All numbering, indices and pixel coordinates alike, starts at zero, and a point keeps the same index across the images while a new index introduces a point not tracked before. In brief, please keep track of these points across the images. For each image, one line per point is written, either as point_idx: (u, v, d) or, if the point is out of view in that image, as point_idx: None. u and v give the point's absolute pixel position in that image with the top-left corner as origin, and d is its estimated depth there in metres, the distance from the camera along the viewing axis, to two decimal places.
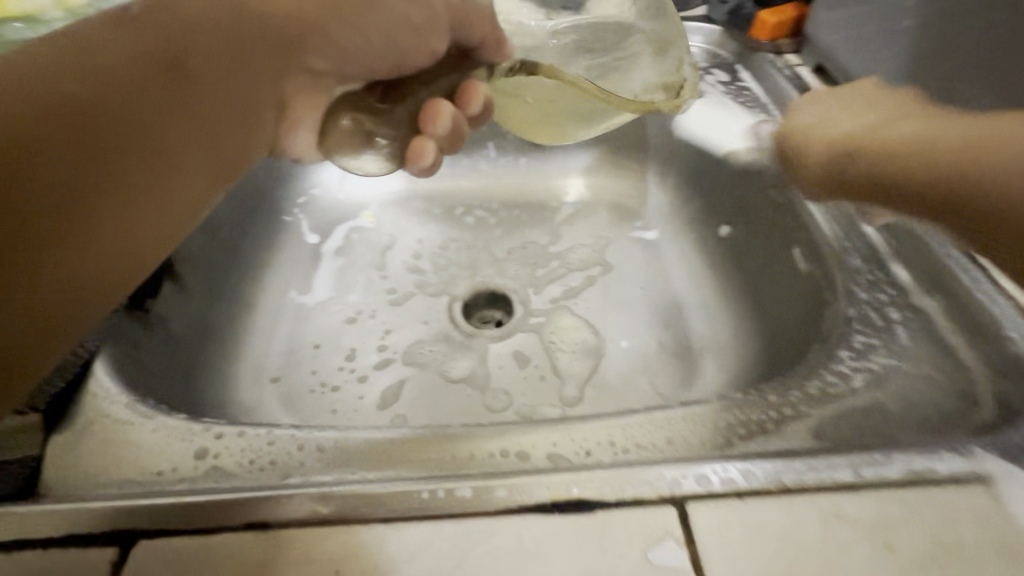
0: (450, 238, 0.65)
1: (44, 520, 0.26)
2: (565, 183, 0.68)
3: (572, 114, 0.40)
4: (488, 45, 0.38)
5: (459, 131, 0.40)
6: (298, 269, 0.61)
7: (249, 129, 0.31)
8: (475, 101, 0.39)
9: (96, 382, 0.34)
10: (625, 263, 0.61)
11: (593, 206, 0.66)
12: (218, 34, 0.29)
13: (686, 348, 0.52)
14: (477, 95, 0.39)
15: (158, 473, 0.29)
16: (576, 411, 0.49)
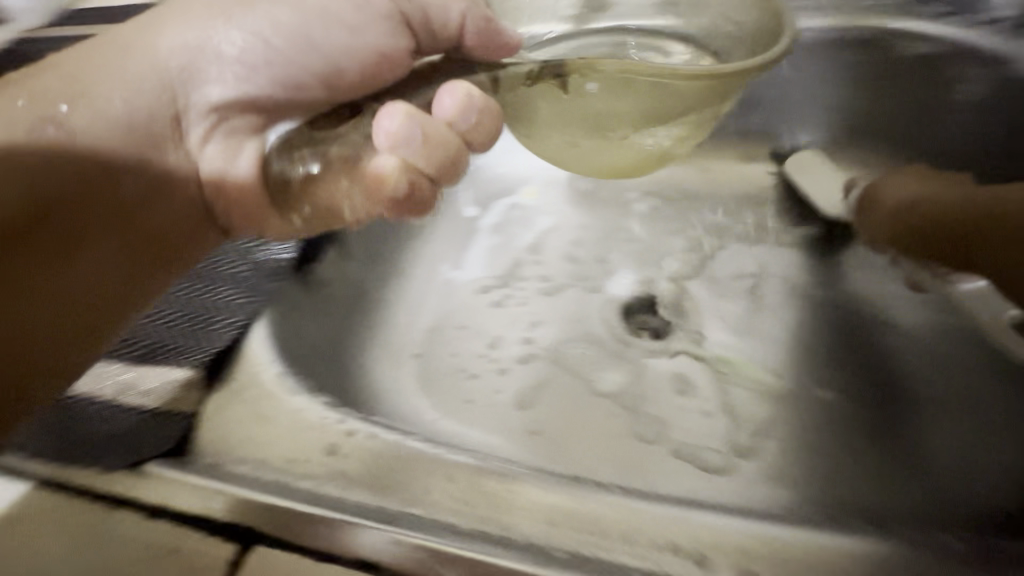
0: (617, 231, 0.60)
1: (185, 491, 0.26)
2: (756, 184, 0.62)
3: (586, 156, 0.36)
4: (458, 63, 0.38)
5: (445, 151, 0.38)
6: (451, 241, 0.59)
7: (203, 208, 0.42)
8: (457, 111, 0.35)
9: (254, 345, 0.34)
10: (815, 286, 0.55)
11: (783, 215, 0.60)
12: (182, 122, 0.40)
13: (881, 413, 0.45)
14: (454, 106, 0.35)
15: (292, 462, 0.28)
16: (729, 479, 0.42)
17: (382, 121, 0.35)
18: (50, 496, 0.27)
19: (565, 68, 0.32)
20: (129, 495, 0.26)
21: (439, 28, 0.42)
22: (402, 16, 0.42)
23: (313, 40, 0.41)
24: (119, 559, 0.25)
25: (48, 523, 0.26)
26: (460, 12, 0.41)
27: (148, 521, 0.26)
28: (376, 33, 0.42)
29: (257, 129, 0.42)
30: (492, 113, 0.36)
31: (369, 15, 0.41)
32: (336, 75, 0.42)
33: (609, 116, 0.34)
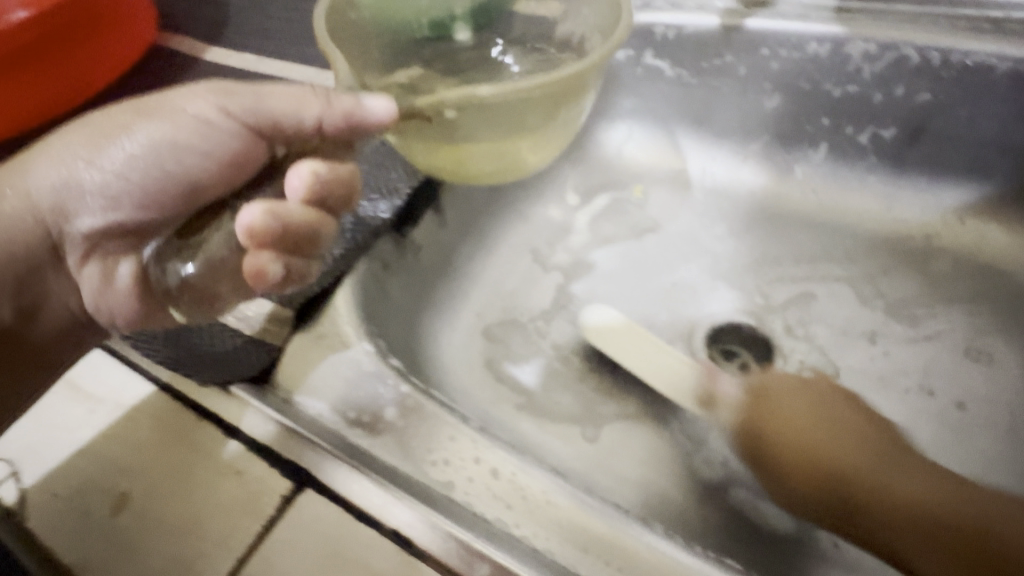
0: (720, 252, 0.58)
1: (262, 423, 0.30)
2: (894, 226, 0.56)
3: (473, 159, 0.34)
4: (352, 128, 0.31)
5: (308, 225, 0.32)
6: (548, 225, 0.58)
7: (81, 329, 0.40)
8: (307, 184, 0.31)
9: (341, 293, 0.36)
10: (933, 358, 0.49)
11: (916, 270, 0.54)
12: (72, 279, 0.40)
13: None
14: (312, 172, 0.31)
15: (353, 419, 0.30)
16: (772, 546, 0.40)
17: (252, 215, 0.30)
18: (154, 393, 0.32)
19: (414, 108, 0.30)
20: (213, 411, 0.31)
21: (287, 130, 0.34)
22: (255, 132, 0.36)
23: (177, 153, 0.36)
24: (195, 465, 0.29)
25: (146, 416, 0.31)
26: (313, 120, 0.32)
27: (223, 439, 0.30)
28: (230, 141, 0.36)
29: (128, 238, 0.40)
30: (342, 172, 0.33)
31: (212, 134, 0.36)
32: (195, 188, 0.38)
33: (481, 133, 0.32)
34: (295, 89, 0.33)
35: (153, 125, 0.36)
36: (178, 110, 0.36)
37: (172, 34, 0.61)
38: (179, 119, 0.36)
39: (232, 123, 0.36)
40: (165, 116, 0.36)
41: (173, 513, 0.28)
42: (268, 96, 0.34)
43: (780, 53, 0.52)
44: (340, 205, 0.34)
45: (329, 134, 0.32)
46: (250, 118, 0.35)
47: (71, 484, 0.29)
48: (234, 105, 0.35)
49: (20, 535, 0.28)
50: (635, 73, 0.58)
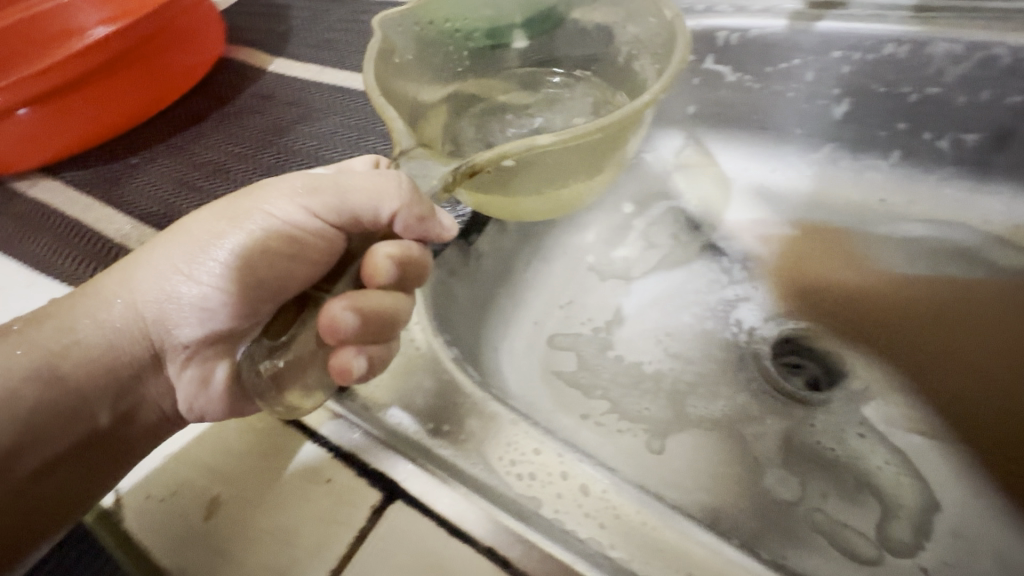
0: (784, 261, 0.55)
1: (346, 431, 0.30)
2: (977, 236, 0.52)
3: (531, 197, 0.33)
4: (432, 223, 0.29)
5: (387, 311, 0.30)
6: (603, 234, 0.57)
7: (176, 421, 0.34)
8: (378, 266, 0.29)
9: (414, 302, 0.36)
10: None
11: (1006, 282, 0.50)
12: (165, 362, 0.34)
13: None
14: (390, 255, 0.29)
15: (434, 427, 0.29)
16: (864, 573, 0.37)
17: (332, 313, 0.28)
18: (242, 402, 0.33)
19: (475, 168, 0.27)
20: (301, 420, 0.31)
21: (369, 225, 0.31)
22: (339, 228, 0.32)
23: (263, 261, 0.32)
24: (283, 472, 0.29)
25: (237, 425, 0.32)
26: (391, 213, 0.29)
27: (310, 446, 0.30)
28: (316, 242, 0.32)
29: (222, 341, 0.35)
30: (419, 252, 0.31)
31: (296, 238, 0.32)
32: (285, 291, 0.33)
33: (536, 175, 0.31)
34: (376, 176, 0.29)
35: (237, 234, 0.32)
36: (258, 213, 0.32)
37: (236, 49, 0.63)
38: (258, 222, 0.32)
39: (315, 222, 0.31)
40: (243, 223, 0.32)
41: (264, 521, 0.28)
42: (348, 188, 0.30)
43: (853, 56, 0.50)
44: (414, 283, 0.32)
45: (403, 233, 0.29)
46: (333, 216, 0.31)
47: (168, 489, 0.30)
48: (317, 203, 0.31)
49: (122, 537, 0.29)
50: (694, 79, 0.56)
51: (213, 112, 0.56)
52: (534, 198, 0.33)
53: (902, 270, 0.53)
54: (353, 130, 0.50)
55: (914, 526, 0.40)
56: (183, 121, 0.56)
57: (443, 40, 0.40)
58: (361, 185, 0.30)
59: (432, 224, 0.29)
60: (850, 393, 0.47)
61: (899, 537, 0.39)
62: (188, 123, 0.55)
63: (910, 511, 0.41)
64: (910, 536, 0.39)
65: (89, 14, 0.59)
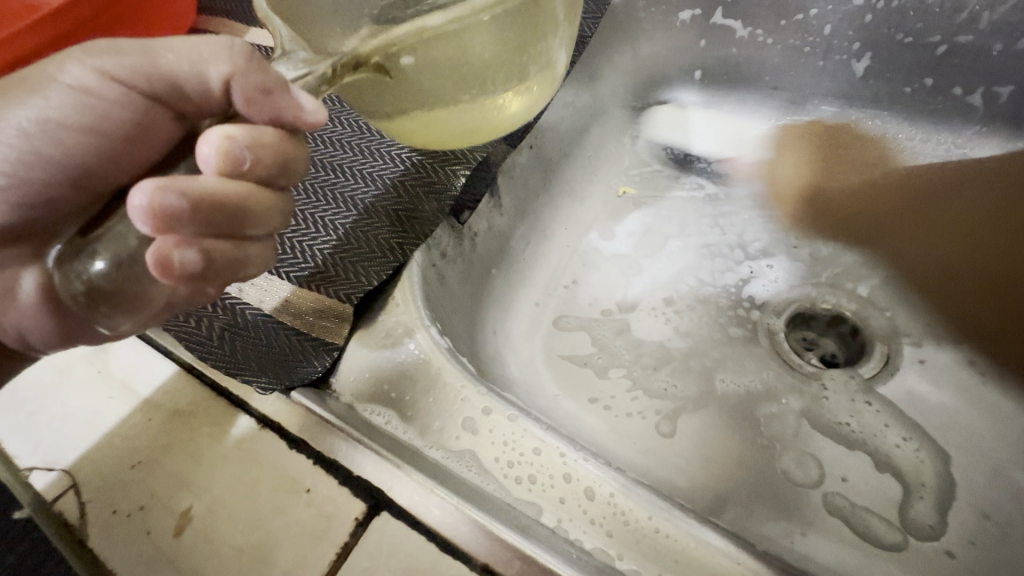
0: (802, 227, 0.51)
1: (327, 434, 0.27)
2: None
3: (448, 114, 0.25)
4: (276, 96, 0.23)
5: (230, 203, 0.25)
6: (604, 206, 0.53)
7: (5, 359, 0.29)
8: (222, 151, 0.24)
9: (402, 285, 0.32)
10: None
11: None
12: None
13: None
14: (226, 137, 0.24)
15: (425, 428, 0.26)
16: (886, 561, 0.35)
17: (138, 193, 0.22)
18: (208, 398, 0.28)
19: (361, 59, 0.22)
20: (276, 420, 0.27)
21: (198, 98, 0.28)
22: (148, 97, 0.30)
23: (64, 134, 0.31)
24: (262, 482, 0.26)
25: (199, 422, 0.28)
26: (222, 76, 0.26)
27: (289, 451, 0.27)
28: (120, 112, 0.31)
29: (27, 237, 0.32)
30: (273, 138, 0.25)
31: (95, 105, 0.30)
32: (95, 174, 0.32)
33: (437, 74, 0.23)
34: (200, 39, 0.27)
35: (36, 105, 0.30)
36: (51, 82, 0.30)
37: (204, 17, 0.58)
38: (55, 93, 0.30)
39: (118, 88, 0.30)
40: (41, 91, 0.30)
41: (232, 538, 0.25)
42: (164, 52, 0.28)
43: (875, 4, 0.46)
44: (279, 179, 0.27)
45: (245, 107, 0.25)
46: (143, 81, 0.29)
47: (133, 500, 0.26)
48: (112, 66, 0.29)
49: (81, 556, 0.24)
50: (701, 37, 0.53)
51: None
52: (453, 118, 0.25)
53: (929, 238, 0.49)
54: None
55: (938, 507, 0.38)
56: None
57: None
58: (159, 46, 0.29)
59: (276, 102, 0.24)
60: (870, 370, 0.44)
61: (923, 519, 0.37)
62: None
63: (935, 494, 0.39)
64: (931, 521, 0.37)
65: None
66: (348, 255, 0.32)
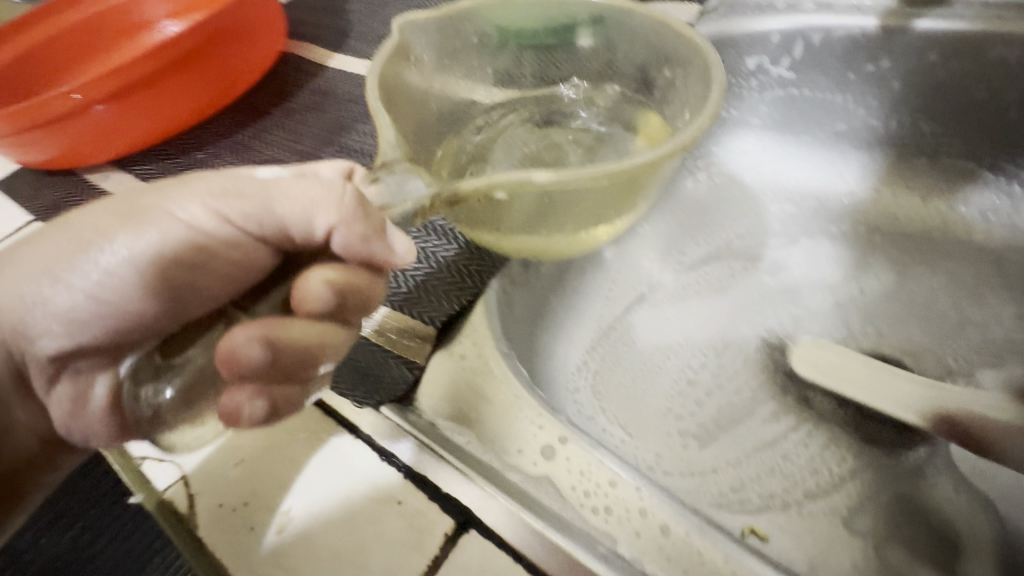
0: (864, 269, 0.50)
1: (411, 446, 0.28)
2: None
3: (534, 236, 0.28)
4: (369, 243, 0.25)
5: (307, 346, 0.27)
6: (658, 238, 0.54)
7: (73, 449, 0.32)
8: (311, 293, 0.26)
9: (480, 311, 0.34)
10: None
11: None
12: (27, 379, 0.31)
13: None
14: (321, 281, 0.26)
15: (506, 450, 0.28)
16: None
17: (234, 341, 0.24)
18: (303, 404, 0.31)
19: (460, 193, 0.24)
20: (366, 432, 0.29)
21: (301, 242, 0.27)
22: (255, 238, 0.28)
23: (166, 267, 0.28)
24: (355, 492, 0.27)
25: (299, 433, 0.30)
26: (327, 226, 0.26)
27: (379, 463, 0.28)
28: (228, 253, 0.28)
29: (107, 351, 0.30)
30: (358, 278, 0.27)
31: (206, 249, 0.28)
32: (188, 305, 0.28)
33: (539, 211, 0.27)
34: (314, 188, 0.26)
35: (131, 239, 0.28)
36: (166, 215, 0.28)
37: (297, 43, 0.63)
38: (165, 226, 0.28)
39: (231, 231, 0.28)
40: (147, 226, 0.28)
41: (328, 546, 0.26)
42: (276, 194, 0.27)
43: (952, 62, 0.45)
44: (353, 311, 0.28)
45: (342, 252, 0.26)
46: (253, 224, 0.27)
47: (236, 499, 0.28)
48: (234, 207, 0.28)
49: (192, 544, 0.27)
50: (767, 84, 0.52)
51: (274, 107, 0.56)
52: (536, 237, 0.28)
53: (1000, 289, 0.47)
54: None
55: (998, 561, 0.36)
56: (244, 117, 0.56)
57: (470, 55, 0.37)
58: (281, 194, 0.27)
59: (378, 239, 0.25)
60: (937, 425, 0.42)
61: None
62: (250, 119, 0.56)
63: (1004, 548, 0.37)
64: None
65: (158, 7, 0.65)
66: (430, 280, 0.35)
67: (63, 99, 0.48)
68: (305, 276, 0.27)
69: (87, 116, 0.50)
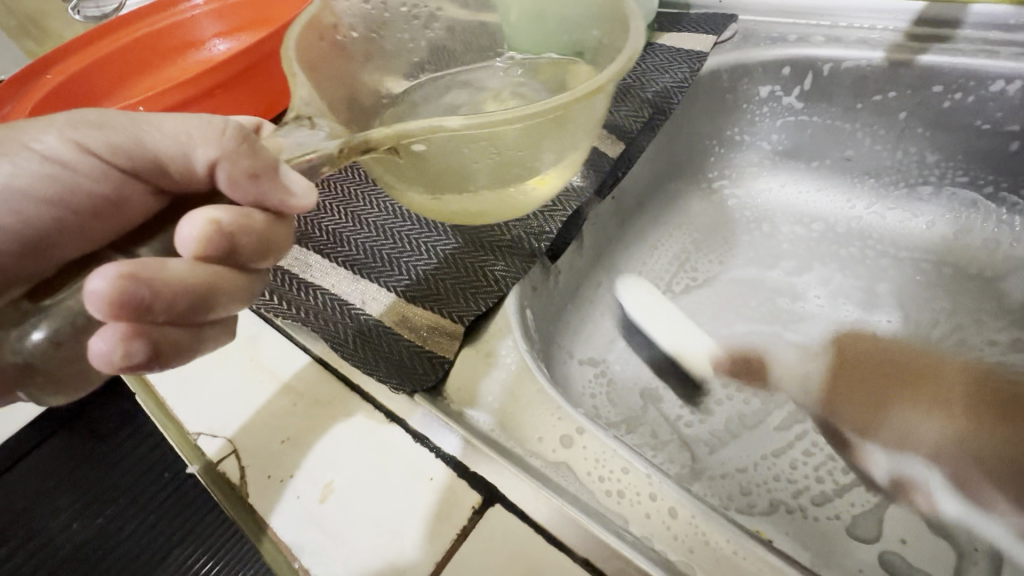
0: (870, 289, 0.52)
1: (443, 430, 0.31)
2: None
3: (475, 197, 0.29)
4: (257, 177, 0.26)
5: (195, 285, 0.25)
6: (671, 254, 0.56)
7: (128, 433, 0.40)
8: (201, 232, 0.25)
9: (504, 312, 0.37)
10: None
11: None
12: None
13: None
14: (211, 218, 0.25)
15: (528, 438, 0.30)
16: None
17: (102, 277, 0.22)
18: (342, 391, 0.34)
19: (371, 142, 0.25)
20: (402, 416, 0.32)
21: (178, 177, 0.28)
22: (129, 174, 0.29)
23: (33, 198, 0.30)
24: (391, 468, 0.30)
25: (340, 415, 0.33)
26: (207, 159, 0.27)
27: (412, 444, 0.31)
28: (93, 187, 0.30)
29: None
30: (256, 219, 0.26)
31: (74, 182, 0.30)
32: (57, 229, 0.30)
33: (468, 163, 0.27)
34: (192, 121, 0.28)
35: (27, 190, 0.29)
36: (24, 149, 0.29)
37: None
38: (23, 159, 0.29)
39: (98, 164, 0.30)
40: (8, 157, 0.29)
41: (367, 514, 0.29)
42: (149, 130, 0.28)
43: (955, 93, 0.48)
44: (252, 258, 0.27)
45: (234, 191, 0.26)
46: (125, 160, 0.29)
47: (284, 470, 0.31)
48: (104, 141, 0.29)
49: (243, 510, 0.30)
50: (777, 111, 0.56)
51: None
52: (478, 200, 0.29)
53: (1000, 311, 0.49)
54: None
55: None
56: None
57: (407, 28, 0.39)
58: (153, 128, 0.28)
59: (268, 176, 0.26)
60: (942, 441, 0.43)
61: None
62: None
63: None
64: None
65: (208, 27, 0.70)
66: (458, 283, 0.37)
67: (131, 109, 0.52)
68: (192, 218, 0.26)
69: None
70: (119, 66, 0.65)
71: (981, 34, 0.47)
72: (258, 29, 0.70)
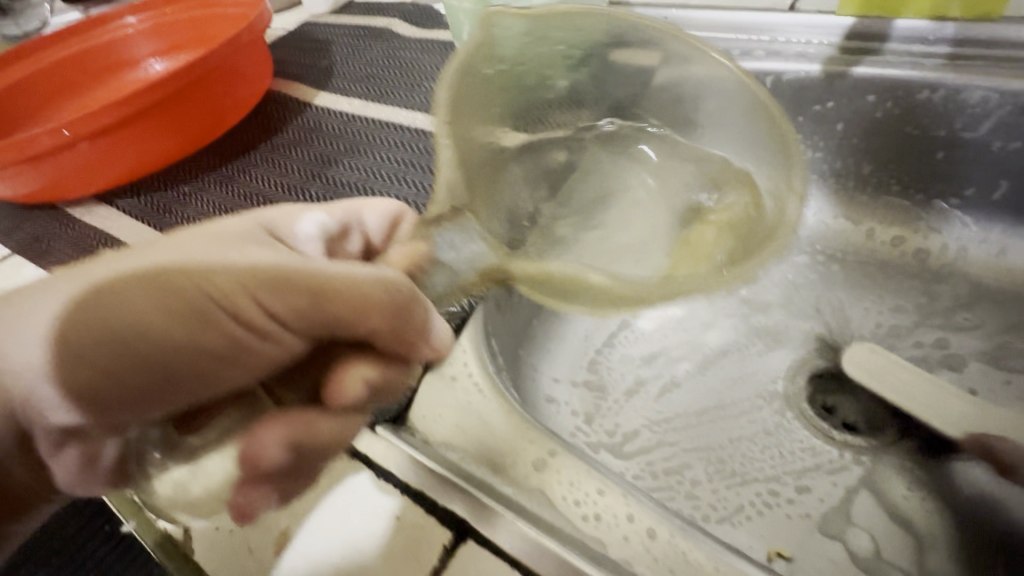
0: (819, 292, 0.54)
1: (406, 462, 0.29)
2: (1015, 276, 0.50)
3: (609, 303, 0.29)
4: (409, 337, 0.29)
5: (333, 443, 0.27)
6: None
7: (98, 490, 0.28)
8: (346, 387, 0.27)
9: (468, 335, 0.36)
10: None
11: None
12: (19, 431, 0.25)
13: None
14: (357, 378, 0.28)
15: (503, 465, 0.29)
16: None
17: (265, 442, 0.24)
18: None
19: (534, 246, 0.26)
20: (360, 450, 0.30)
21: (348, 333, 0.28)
22: (310, 332, 0.26)
23: (190, 353, 0.24)
24: (351, 508, 0.28)
25: None
26: (376, 325, 0.27)
27: (373, 479, 0.29)
28: (264, 344, 0.25)
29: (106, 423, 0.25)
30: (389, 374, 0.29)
31: (246, 337, 0.25)
32: (213, 385, 0.25)
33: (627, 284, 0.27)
34: (372, 283, 0.27)
35: (156, 316, 0.23)
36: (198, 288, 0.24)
37: (286, 86, 0.66)
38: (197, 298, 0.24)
39: (279, 323, 0.25)
40: (173, 294, 0.24)
41: (329, 561, 0.27)
42: (341, 290, 0.26)
43: (886, 103, 0.50)
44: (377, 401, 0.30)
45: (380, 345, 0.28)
46: (309, 320, 0.26)
47: (235, 520, 0.29)
48: (292, 296, 0.25)
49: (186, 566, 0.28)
50: None
51: (260, 143, 0.58)
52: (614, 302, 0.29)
53: (935, 308, 0.51)
54: (402, 167, 0.51)
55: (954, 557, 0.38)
56: (230, 153, 0.58)
57: (536, 80, 0.40)
58: (350, 293, 0.26)
59: (416, 317, 0.29)
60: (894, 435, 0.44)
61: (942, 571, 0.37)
62: (236, 154, 0.57)
63: (994, 550, 0.37)
64: None
65: (142, 46, 0.66)
66: None
67: (53, 134, 0.48)
68: (337, 369, 0.28)
69: (73, 150, 0.51)
70: (43, 87, 0.61)
71: (906, 47, 0.50)
72: (197, 47, 0.67)
